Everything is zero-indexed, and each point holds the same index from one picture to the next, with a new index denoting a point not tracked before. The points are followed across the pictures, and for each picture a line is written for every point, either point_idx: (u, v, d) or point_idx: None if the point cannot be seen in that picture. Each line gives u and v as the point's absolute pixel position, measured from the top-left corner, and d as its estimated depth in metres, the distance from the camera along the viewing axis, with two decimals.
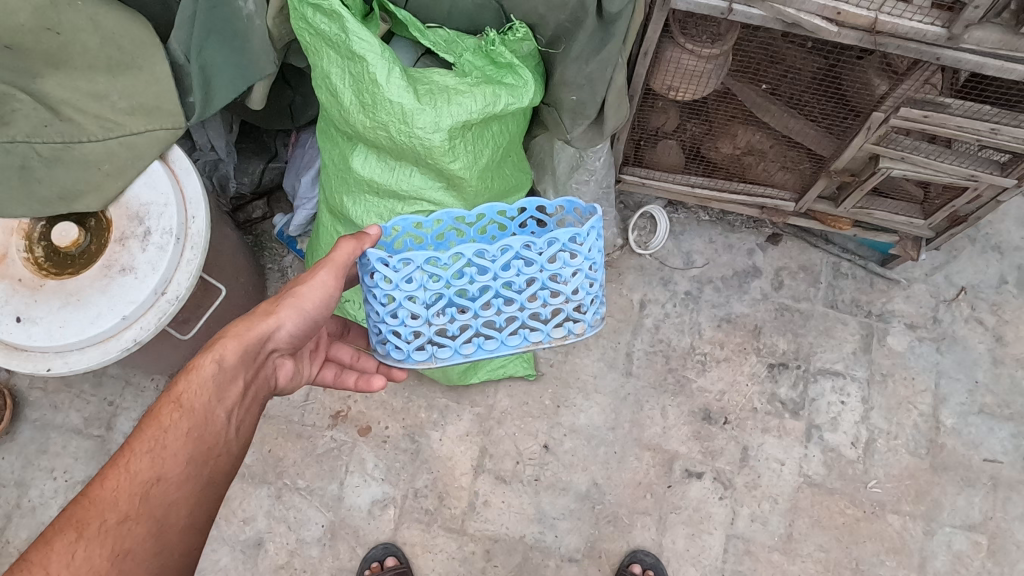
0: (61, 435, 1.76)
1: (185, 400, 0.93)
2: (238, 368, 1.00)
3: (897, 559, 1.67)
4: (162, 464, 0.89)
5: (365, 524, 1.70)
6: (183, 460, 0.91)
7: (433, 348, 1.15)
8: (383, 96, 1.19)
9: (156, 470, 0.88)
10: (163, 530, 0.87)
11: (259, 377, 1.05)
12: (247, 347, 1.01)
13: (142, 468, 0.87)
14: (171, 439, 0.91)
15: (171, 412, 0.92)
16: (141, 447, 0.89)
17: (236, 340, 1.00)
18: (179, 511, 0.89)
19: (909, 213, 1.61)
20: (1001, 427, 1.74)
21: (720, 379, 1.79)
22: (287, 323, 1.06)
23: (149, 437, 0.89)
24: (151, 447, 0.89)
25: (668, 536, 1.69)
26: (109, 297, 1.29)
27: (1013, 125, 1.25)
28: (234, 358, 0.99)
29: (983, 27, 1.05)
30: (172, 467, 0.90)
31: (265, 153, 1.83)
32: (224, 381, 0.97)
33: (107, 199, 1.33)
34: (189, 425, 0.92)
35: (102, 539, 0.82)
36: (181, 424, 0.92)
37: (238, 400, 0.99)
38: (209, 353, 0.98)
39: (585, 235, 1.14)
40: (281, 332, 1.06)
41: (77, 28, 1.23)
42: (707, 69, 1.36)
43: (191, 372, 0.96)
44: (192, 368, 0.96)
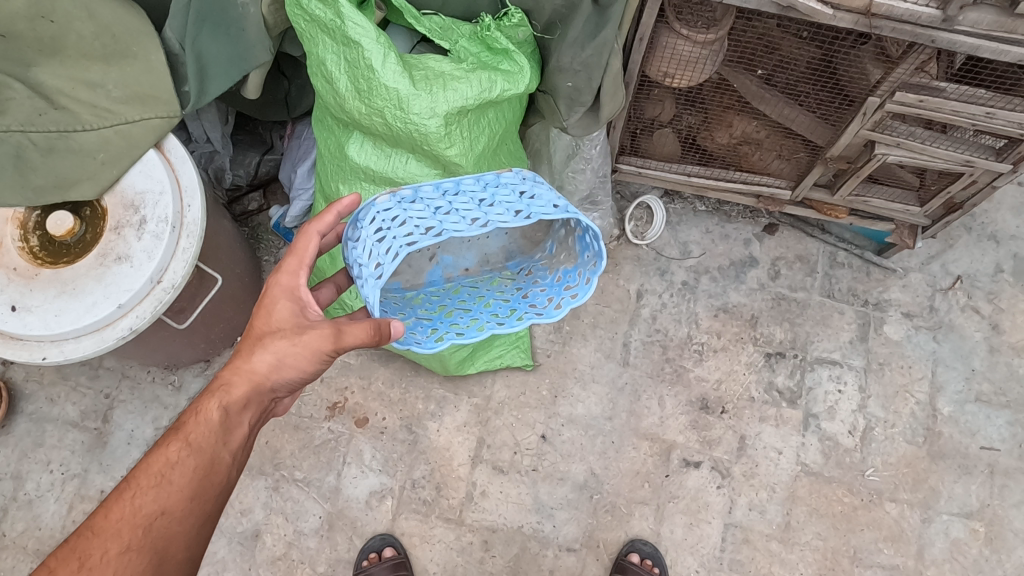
0: (57, 428, 1.75)
1: (193, 439, 0.99)
2: (243, 409, 1.04)
3: (894, 547, 1.67)
4: (167, 500, 0.94)
5: (362, 515, 1.69)
6: (186, 496, 0.96)
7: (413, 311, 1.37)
8: (378, 81, 1.19)
9: (161, 504, 0.94)
10: (161, 562, 0.92)
11: (262, 415, 1.09)
12: (250, 392, 1.04)
13: (147, 502, 0.93)
14: (177, 474, 0.96)
15: (178, 449, 0.98)
16: (148, 482, 0.94)
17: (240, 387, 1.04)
18: (180, 547, 0.95)
19: (904, 200, 1.62)
20: (998, 415, 1.74)
21: (717, 369, 1.79)
22: (286, 377, 1.05)
23: (155, 471, 0.95)
24: (156, 481, 0.95)
25: (665, 526, 1.69)
26: (104, 286, 1.28)
27: (1008, 109, 1.25)
28: (238, 402, 1.03)
29: (978, 8, 1.06)
30: (175, 503, 0.95)
31: (261, 145, 1.83)
32: (228, 423, 1.02)
33: (101, 187, 1.32)
34: (195, 463, 0.98)
35: (102, 568, 0.88)
36: (187, 461, 0.97)
37: (242, 440, 1.04)
38: (216, 397, 1.03)
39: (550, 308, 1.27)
40: (284, 380, 1.05)
41: (71, 16, 1.23)
42: (703, 55, 1.37)
43: (198, 414, 1.01)
44: (198, 411, 1.01)
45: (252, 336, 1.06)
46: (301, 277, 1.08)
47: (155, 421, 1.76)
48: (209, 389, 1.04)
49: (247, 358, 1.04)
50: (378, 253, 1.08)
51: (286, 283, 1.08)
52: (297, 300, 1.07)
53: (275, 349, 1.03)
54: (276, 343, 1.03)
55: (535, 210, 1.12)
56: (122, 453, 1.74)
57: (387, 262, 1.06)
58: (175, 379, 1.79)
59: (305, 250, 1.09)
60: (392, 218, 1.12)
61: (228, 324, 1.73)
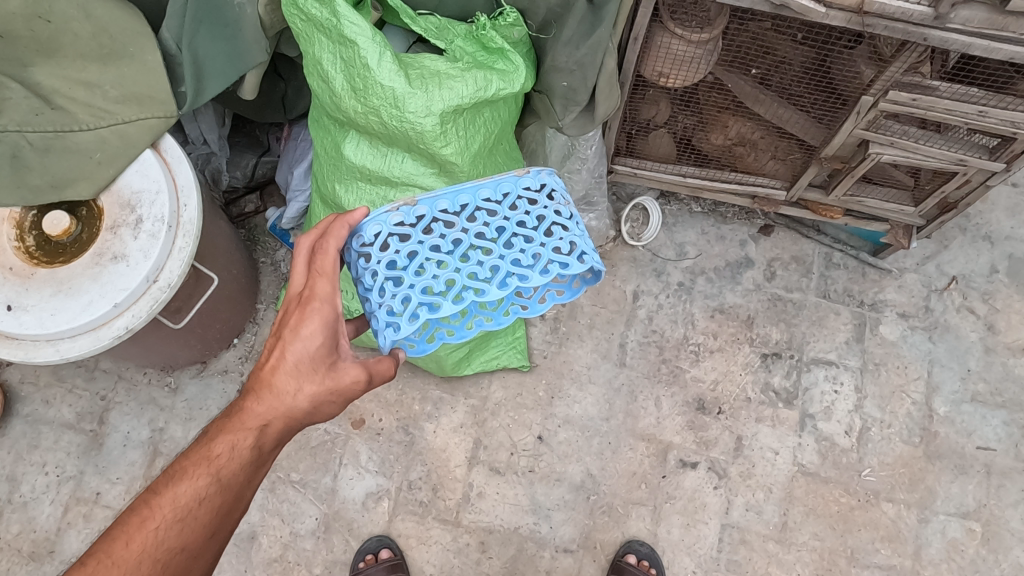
0: (52, 430, 1.75)
1: (223, 475, 0.97)
2: (270, 443, 1.02)
3: (892, 547, 1.67)
4: (188, 537, 0.95)
5: (359, 517, 1.69)
6: (207, 532, 0.97)
7: None
8: (374, 80, 1.19)
9: (182, 540, 0.94)
10: None
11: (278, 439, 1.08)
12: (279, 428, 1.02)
13: (169, 536, 0.93)
14: (202, 511, 0.96)
15: (207, 483, 0.96)
16: (174, 516, 0.94)
17: (277, 422, 1.01)
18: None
19: (899, 200, 1.62)
20: (994, 415, 1.74)
21: (713, 369, 1.79)
22: (315, 415, 1.04)
23: (183, 505, 0.94)
24: (181, 515, 0.94)
25: (662, 526, 1.69)
26: (100, 285, 1.28)
27: (1000, 107, 1.26)
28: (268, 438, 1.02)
29: (969, 5, 1.07)
30: (195, 540, 0.95)
31: (257, 147, 1.84)
32: (256, 459, 1.01)
33: (98, 187, 1.32)
34: (221, 501, 0.97)
35: None
36: (214, 497, 0.96)
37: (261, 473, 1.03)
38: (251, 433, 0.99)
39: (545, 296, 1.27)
40: (311, 417, 1.05)
41: (68, 17, 1.25)
42: (697, 55, 1.38)
43: (231, 447, 0.98)
44: (232, 445, 0.98)
45: (283, 370, 1.00)
46: (339, 306, 1.02)
47: (150, 423, 1.76)
48: (243, 423, 0.99)
49: (283, 397, 1.00)
50: (392, 296, 1.12)
51: (325, 310, 1.01)
52: (331, 334, 1.02)
53: (313, 394, 1.01)
54: (314, 385, 1.01)
55: (550, 257, 1.16)
56: (118, 455, 1.73)
57: (397, 310, 1.12)
58: (172, 381, 1.79)
59: (335, 271, 1.04)
60: (403, 252, 1.14)
61: (224, 325, 1.73)
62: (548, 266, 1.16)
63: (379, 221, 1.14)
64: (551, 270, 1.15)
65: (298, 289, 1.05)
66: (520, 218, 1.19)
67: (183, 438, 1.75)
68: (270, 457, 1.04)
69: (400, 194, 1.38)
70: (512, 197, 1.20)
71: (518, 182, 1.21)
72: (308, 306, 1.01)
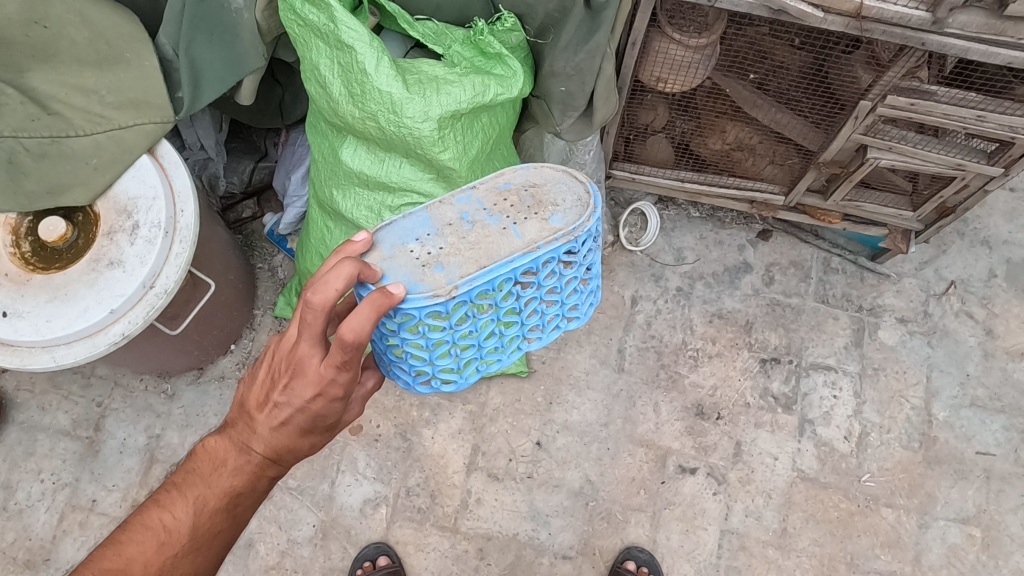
0: (48, 437, 1.74)
1: (237, 510, 0.97)
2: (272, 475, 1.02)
3: (892, 553, 1.66)
4: (200, 565, 0.94)
5: (357, 524, 1.68)
6: (213, 559, 0.97)
7: None
8: (371, 85, 1.19)
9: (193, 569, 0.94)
10: None
11: None
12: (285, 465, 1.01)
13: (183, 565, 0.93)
14: (215, 542, 0.95)
15: (223, 518, 0.96)
16: (191, 548, 0.92)
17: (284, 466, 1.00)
18: None
19: (897, 205, 1.63)
20: (993, 420, 1.74)
21: (712, 375, 1.79)
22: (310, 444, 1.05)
23: (200, 539, 0.93)
24: (197, 545, 0.93)
25: (662, 532, 1.68)
26: (96, 291, 1.27)
27: (998, 112, 1.26)
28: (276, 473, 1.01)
29: (968, 11, 1.06)
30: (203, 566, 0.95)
31: (255, 153, 1.83)
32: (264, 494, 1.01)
33: (95, 192, 1.31)
34: (231, 533, 0.97)
35: None
36: (227, 529, 0.96)
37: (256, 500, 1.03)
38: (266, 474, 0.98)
39: None
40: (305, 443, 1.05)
41: (65, 22, 1.24)
42: (695, 60, 1.38)
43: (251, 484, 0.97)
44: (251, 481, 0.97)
45: (296, 432, 0.95)
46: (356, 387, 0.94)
47: (147, 430, 1.75)
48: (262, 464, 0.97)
49: (297, 450, 0.97)
50: (404, 358, 1.03)
51: (348, 393, 0.93)
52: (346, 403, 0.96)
53: (322, 444, 1.00)
54: (323, 438, 0.99)
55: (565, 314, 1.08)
56: (114, 462, 1.72)
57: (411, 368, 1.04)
58: (168, 387, 1.78)
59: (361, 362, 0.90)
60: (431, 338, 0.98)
61: (221, 331, 1.72)
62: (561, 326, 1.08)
63: (412, 310, 0.91)
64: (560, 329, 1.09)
65: (314, 362, 0.90)
66: (553, 286, 1.00)
67: (180, 445, 1.74)
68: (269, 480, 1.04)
69: (398, 200, 1.37)
70: (551, 261, 0.96)
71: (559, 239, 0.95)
72: (329, 390, 0.91)
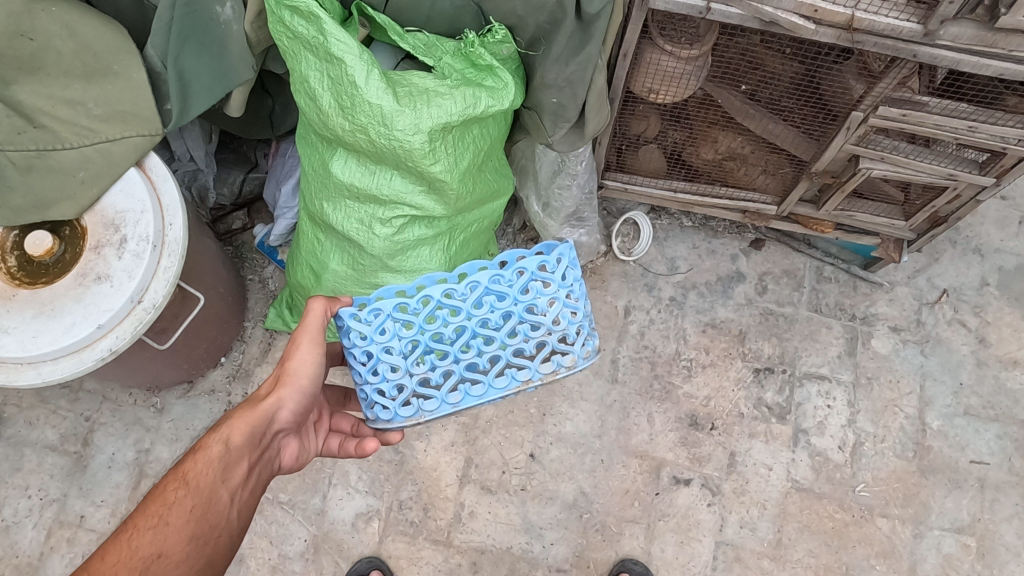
0: (35, 452, 1.72)
1: (191, 477, 0.92)
2: (246, 448, 0.98)
3: (887, 563, 1.65)
4: (164, 540, 0.86)
5: (349, 538, 1.67)
6: (185, 537, 0.88)
7: (419, 403, 1.12)
8: (361, 98, 1.18)
9: (158, 545, 0.85)
10: None
11: (264, 460, 1.02)
12: (254, 426, 1.00)
13: (144, 544, 0.85)
14: (174, 515, 0.88)
15: (176, 489, 0.91)
16: (144, 524, 0.87)
17: (241, 423, 0.99)
18: None
19: (890, 215, 1.62)
20: (987, 429, 1.74)
21: (705, 385, 1.78)
22: (287, 402, 1.05)
23: (153, 512, 0.88)
24: (154, 521, 0.87)
25: (656, 544, 1.67)
26: (84, 306, 1.26)
27: (990, 122, 1.26)
28: (241, 437, 0.97)
29: (959, 22, 1.06)
30: (175, 545, 0.86)
31: (245, 164, 1.82)
32: (229, 461, 0.95)
33: (83, 206, 1.30)
34: (192, 501, 0.90)
35: None
36: (184, 501, 0.90)
37: (242, 483, 0.95)
38: (217, 434, 0.97)
39: (551, 261, 1.14)
40: (282, 412, 1.05)
41: (52, 34, 1.23)
42: (687, 71, 1.37)
43: (197, 452, 0.95)
44: (198, 448, 0.95)
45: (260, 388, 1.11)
46: None
47: (136, 444, 1.73)
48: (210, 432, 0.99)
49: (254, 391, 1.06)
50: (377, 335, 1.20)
51: None
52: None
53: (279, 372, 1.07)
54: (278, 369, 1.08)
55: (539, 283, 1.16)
56: (102, 477, 1.70)
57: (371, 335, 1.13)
58: (158, 401, 1.76)
59: None
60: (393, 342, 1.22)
61: (211, 344, 1.70)
62: (523, 267, 1.13)
63: None
64: (519, 266, 1.12)
65: None
66: None
67: (170, 459, 1.72)
68: (248, 463, 0.98)
69: (389, 212, 1.36)
70: None
71: (549, 373, 1.13)
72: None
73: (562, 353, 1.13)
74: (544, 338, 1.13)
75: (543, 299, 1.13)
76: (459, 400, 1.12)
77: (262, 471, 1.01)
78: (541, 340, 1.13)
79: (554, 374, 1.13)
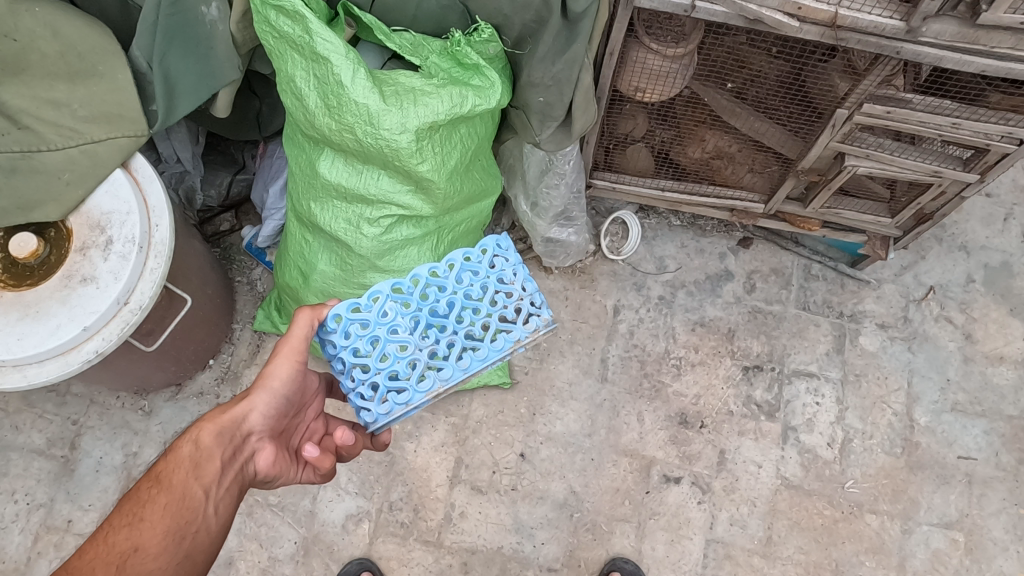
0: (22, 457, 1.71)
1: (163, 476, 0.92)
2: (217, 447, 0.97)
3: (876, 559, 1.66)
4: (139, 535, 0.85)
5: (339, 540, 1.66)
6: (159, 531, 0.87)
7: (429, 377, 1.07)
8: (348, 97, 1.18)
9: (134, 540, 0.85)
10: None
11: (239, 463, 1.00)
12: (224, 428, 0.99)
13: (120, 540, 0.84)
14: (148, 511, 0.88)
15: (150, 488, 0.91)
16: (120, 522, 0.86)
17: (210, 423, 0.99)
18: None
19: (876, 212, 1.63)
20: (974, 425, 1.75)
21: (695, 383, 1.79)
22: (259, 406, 1.05)
23: (126, 511, 0.88)
24: (128, 519, 0.87)
25: (647, 543, 1.67)
26: (69, 309, 1.25)
27: (973, 119, 1.27)
28: (210, 438, 0.97)
29: (941, 19, 1.07)
30: (150, 538, 0.86)
31: (232, 165, 1.82)
32: (200, 459, 0.94)
33: (68, 208, 1.29)
34: (166, 498, 0.89)
35: None
36: (158, 498, 0.89)
37: (217, 478, 0.94)
38: (187, 436, 0.97)
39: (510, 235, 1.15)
40: (254, 416, 1.04)
41: (35, 35, 1.22)
42: (673, 69, 1.38)
43: (168, 453, 0.95)
44: (170, 450, 0.95)
45: None
46: None
47: (124, 448, 1.72)
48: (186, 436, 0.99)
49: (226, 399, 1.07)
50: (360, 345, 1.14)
51: None
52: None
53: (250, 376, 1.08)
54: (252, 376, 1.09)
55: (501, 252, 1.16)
56: (90, 481, 1.69)
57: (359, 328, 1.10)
58: (146, 404, 1.75)
59: None
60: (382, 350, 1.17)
61: (199, 346, 1.70)
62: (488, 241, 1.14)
63: None
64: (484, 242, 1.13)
65: None
66: None
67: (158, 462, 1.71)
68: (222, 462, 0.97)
69: (376, 212, 1.36)
70: None
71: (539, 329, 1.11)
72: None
73: (541, 314, 1.12)
74: (522, 300, 1.11)
75: (512, 268, 1.13)
76: (465, 367, 1.07)
77: (238, 474, 0.99)
78: (520, 302, 1.11)
79: (540, 331, 1.10)
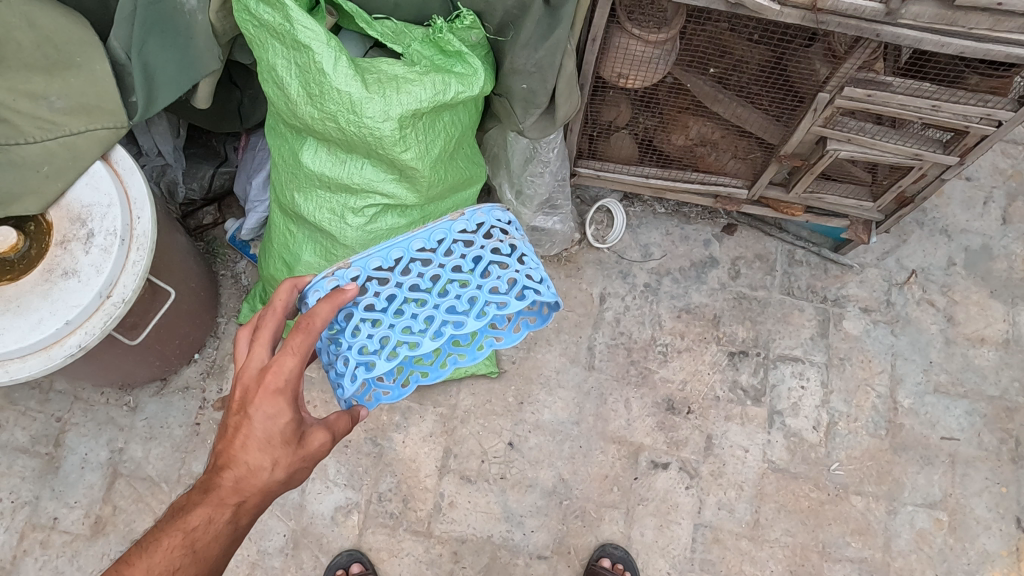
0: (5, 455, 1.69)
1: (198, 546, 0.90)
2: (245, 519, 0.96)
3: (862, 539, 1.68)
4: None
5: (328, 532, 1.66)
6: None
7: None
8: (330, 85, 1.17)
9: None
10: None
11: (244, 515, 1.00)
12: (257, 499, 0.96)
13: None
14: None
15: (181, 554, 0.88)
16: None
17: (250, 498, 0.94)
18: None
19: (858, 196, 1.64)
20: (956, 406, 1.77)
21: (681, 369, 1.79)
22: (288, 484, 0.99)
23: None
24: None
25: (636, 528, 1.68)
26: (51, 303, 1.24)
27: (952, 101, 1.28)
28: (246, 510, 0.95)
29: (920, 2, 1.08)
30: None
31: (214, 158, 1.80)
32: (230, 535, 0.93)
33: (46, 201, 1.27)
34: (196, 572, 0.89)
35: None
36: (189, 568, 0.88)
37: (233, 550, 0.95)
38: (225, 503, 0.93)
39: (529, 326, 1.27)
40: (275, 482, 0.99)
41: (9, 25, 1.20)
42: (656, 55, 1.38)
43: (208, 517, 0.92)
44: (208, 514, 0.92)
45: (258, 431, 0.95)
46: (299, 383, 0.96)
47: (109, 444, 1.71)
48: (216, 490, 0.93)
49: (257, 474, 0.93)
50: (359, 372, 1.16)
51: (286, 389, 0.95)
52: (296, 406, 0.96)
53: (289, 467, 0.95)
54: (287, 458, 0.95)
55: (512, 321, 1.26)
56: (75, 478, 1.68)
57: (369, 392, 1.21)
58: (130, 400, 1.74)
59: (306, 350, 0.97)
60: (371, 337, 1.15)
61: (183, 341, 1.68)
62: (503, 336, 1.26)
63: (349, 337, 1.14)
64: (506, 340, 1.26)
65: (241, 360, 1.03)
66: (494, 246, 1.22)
67: (144, 458, 1.70)
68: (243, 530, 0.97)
69: (360, 202, 1.35)
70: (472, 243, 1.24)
71: None
72: (271, 383, 0.94)
73: None
74: None
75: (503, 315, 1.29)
76: None
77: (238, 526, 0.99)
78: None
79: None
